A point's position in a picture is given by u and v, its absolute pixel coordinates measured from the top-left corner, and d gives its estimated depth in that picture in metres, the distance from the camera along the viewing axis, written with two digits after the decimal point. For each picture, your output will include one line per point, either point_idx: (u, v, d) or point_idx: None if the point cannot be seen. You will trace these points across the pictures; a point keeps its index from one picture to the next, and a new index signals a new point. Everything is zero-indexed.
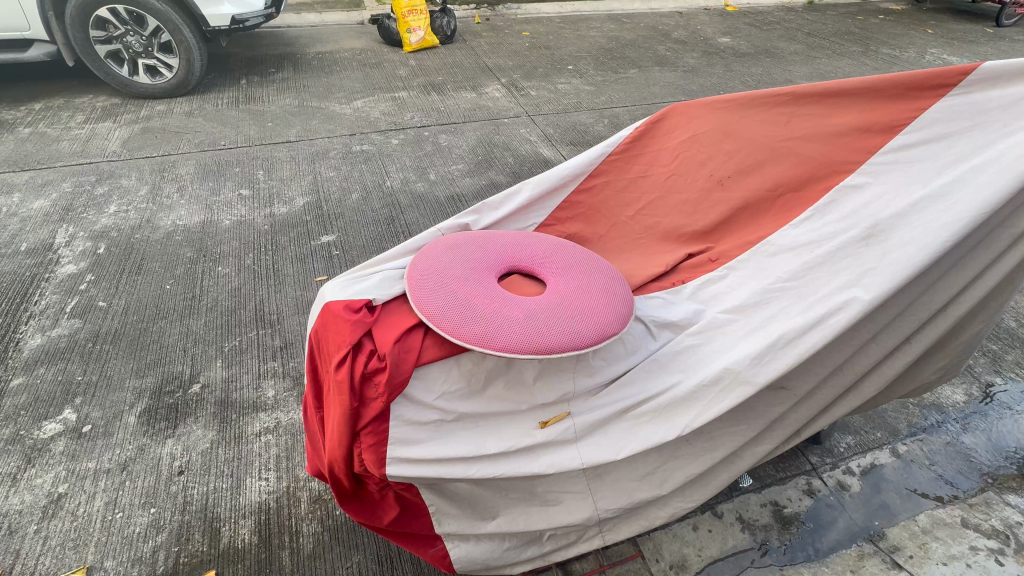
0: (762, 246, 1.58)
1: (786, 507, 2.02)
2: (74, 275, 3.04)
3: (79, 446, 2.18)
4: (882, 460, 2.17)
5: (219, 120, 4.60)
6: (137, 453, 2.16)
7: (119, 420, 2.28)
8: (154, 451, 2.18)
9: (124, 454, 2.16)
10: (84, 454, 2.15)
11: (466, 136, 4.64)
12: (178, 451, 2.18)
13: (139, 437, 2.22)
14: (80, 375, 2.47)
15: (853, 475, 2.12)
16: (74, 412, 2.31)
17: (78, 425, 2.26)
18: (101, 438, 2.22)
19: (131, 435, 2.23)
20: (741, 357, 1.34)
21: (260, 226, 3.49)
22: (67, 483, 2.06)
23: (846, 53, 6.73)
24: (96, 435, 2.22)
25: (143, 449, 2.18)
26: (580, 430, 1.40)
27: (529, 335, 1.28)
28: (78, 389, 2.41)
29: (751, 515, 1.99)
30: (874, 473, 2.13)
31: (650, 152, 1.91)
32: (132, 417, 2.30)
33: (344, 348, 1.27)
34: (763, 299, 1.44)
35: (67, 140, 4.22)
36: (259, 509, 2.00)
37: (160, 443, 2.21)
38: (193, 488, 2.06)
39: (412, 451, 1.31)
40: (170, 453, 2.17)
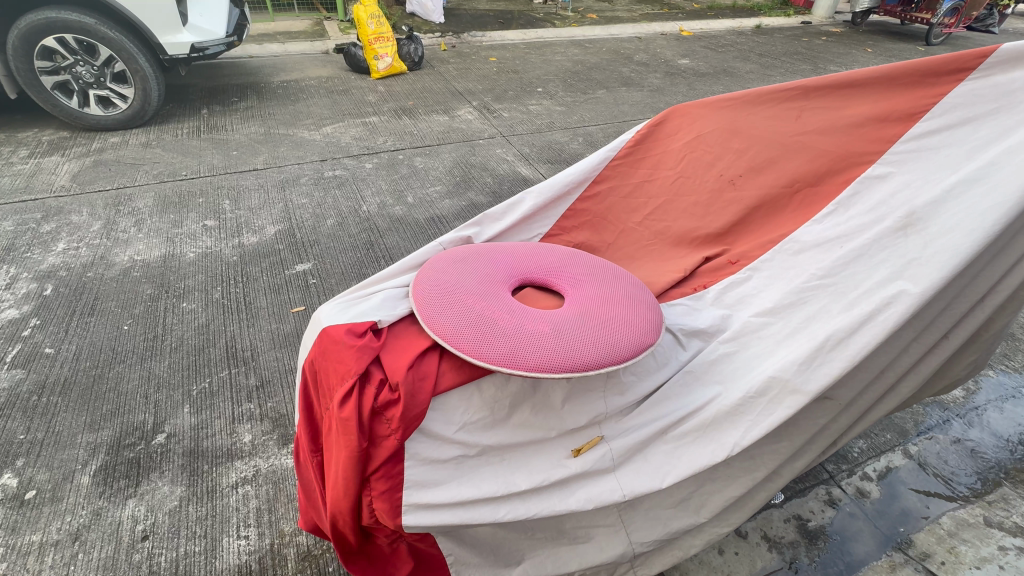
0: (785, 244, 1.51)
1: (811, 521, 1.90)
2: (17, 320, 2.72)
3: (20, 517, 1.87)
4: (896, 463, 2.10)
5: (179, 151, 4.36)
6: (92, 518, 1.87)
7: (70, 482, 1.98)
8: (112, 515, 1.89)
9: (76, 521, 1.87)
10: (27, 525, 1.85)
11: (442, 158, 4.54)
12: (142, 512, 1.90)
13: (95, 501, 1.92)
14: (22, 433, 2.16)
15: (870, 481, 2.03)
16: (15, 475, 2.00)
17: (20, 491, 1.95)
18: (48, 504, 1.91)
19: (86, 498, 1.93)
20: (787, 363, 1.25)
21: (228, 257, 3.25)
22: (7, 561, 1.75)
23: (798, 71, 7.05)
24: (42, 501, 1.92)
25: (100, 513, 1.89)
26: (617, 456, 1.26)
27: (561, 351, 1.13)
28: (20, 450, 2.09)
29: (776, 532, 1.86)
30: (890, 477, 2.05)
31: (654, 156, 1.85)
32: (86, 477, 2.00)
33: (348, 380, 1.08)
34: (799, 299, 1.35)
35: (8, 176, 3.90)
36: (239, 573, 1.75)
37: (119, 505, 1.92)
38: (159, 554, 1.79)
39: (432, 495, 1.13)
40: (132, 516, 1.88)
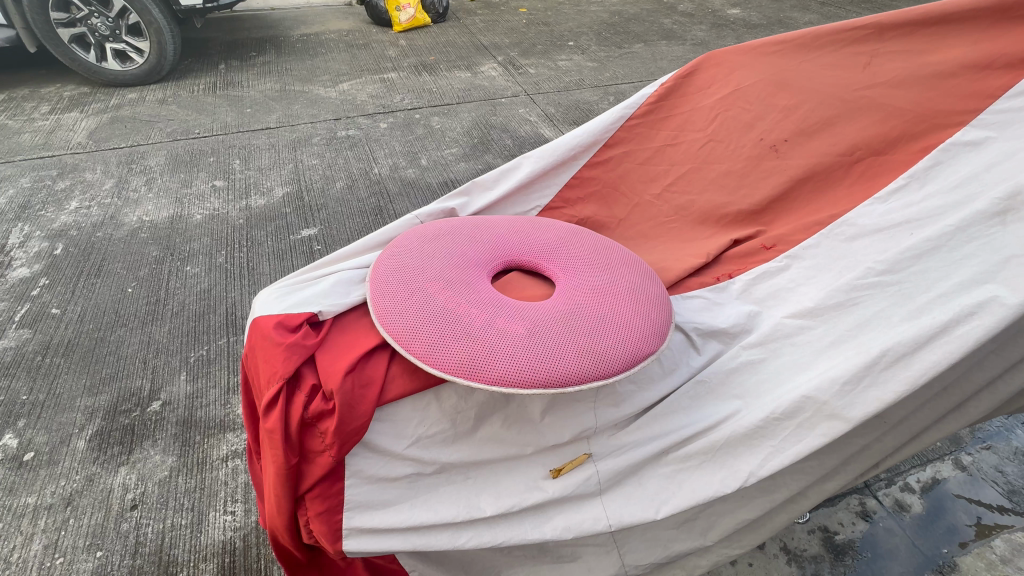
0: (837, 227, 1.21)
1: (838, 534, 1.56)
2: (27, 279, 2.69)
3: (18, 478, 1.84)
4: (944, 474, 1.69)
5: (194, 107, 4.22)
6: (84, 484, 1.82)
7: (66, 446, 1.94)
8: (104, 481, 1.83)
9: (69, 486, 1.82)
10: (24, 487, 1.82)
11: (461, 117, 4.23)
12: (132, 481, 1.83)
13: (88, 466, 1.87)
14: (25, 394, 2.14)
15: (912, 493, 1.64)
16: (15, 436, 1.98)
17: (19, 452, 1.92)
18: (44, 467, 1.88)
19: (80, 463, 1.88)
20: (827, 381, 0.99)
21: (235, 220, 3.13)
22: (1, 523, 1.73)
23: None
24: (40, 464, 1.89)
25: (92, 479, 1.84)
26: (606, 478, 1.05)
27: (536, 359, 0.91)
28: (22, 410, 2.07)
29: (796, 544, 1.53)
30: (936, 491, 1.65)
31: (680, 115, 1.57)
32: (82, 441, 1.96)
33: (274, 385, 0.90)
34: (848, 298, 1.07)
35: (29, 132, 3.87)
36: (223, 549, 1.67)
37: (112, 472, 1.86)
38: (146, 525, 1.72)
39: (378, 518, 0.96)
40: (122, 484, 1.82)
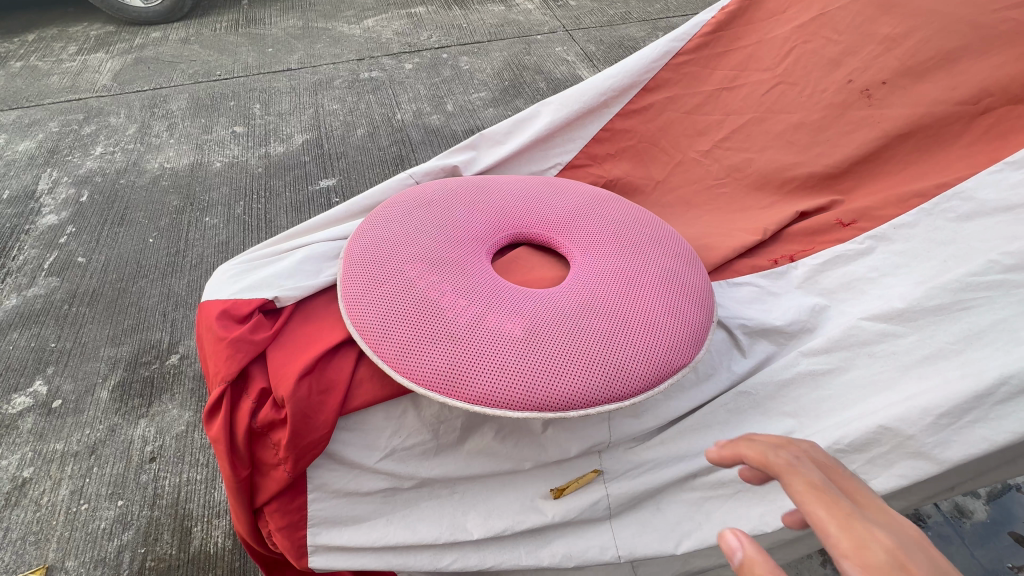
0: (944, 201, 0.93)
1: None
2: (55, 226, 2.66)
3: (48, 425, 1.73)
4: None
5: (216, 47, 4.02)
6: (107, 435, 1.68)
7: (90, 395, 1.81)
8: (126, 432, 1.68)
9: (93, 436, 1.69)
10: (52, 433, 1.70)
11: (492, 57, 3.84)
12: (151, 433, 1.68)
13: (110, 417, 1.73)
14: (54, 341, 2.04)
15: (977, 497, 1.27)
16: (44, 383, 1.87)
17: (48, 399, 1.81)
18: (71, 415, 1.75)
19: (103, 413, 1.75)
20: (914, 410, 0.76)
21: (253, 168, 2.98)
22: (34, 466, 1.62)
23: None
24: (67, 412, 1.76)
25: (114, 430, 1.69)
26: (617, 502, 0.88)
27: (532, 373, 0.72)
28: (50, 358, 1.97)
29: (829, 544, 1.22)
30: (1011, 499, 1.26)
31: (743, 50, 1.26)
32: (105, 391, 1.82)
33: (217, 387, 0.76)
34: (956, 301, 0.82)
35: (58, 74, 3.81)
36: None
37: (133, 424, 1.71)
38: (164, 478, 1.57)
39: (348, 536, 0.83)
40: (142, 436, 1.67)
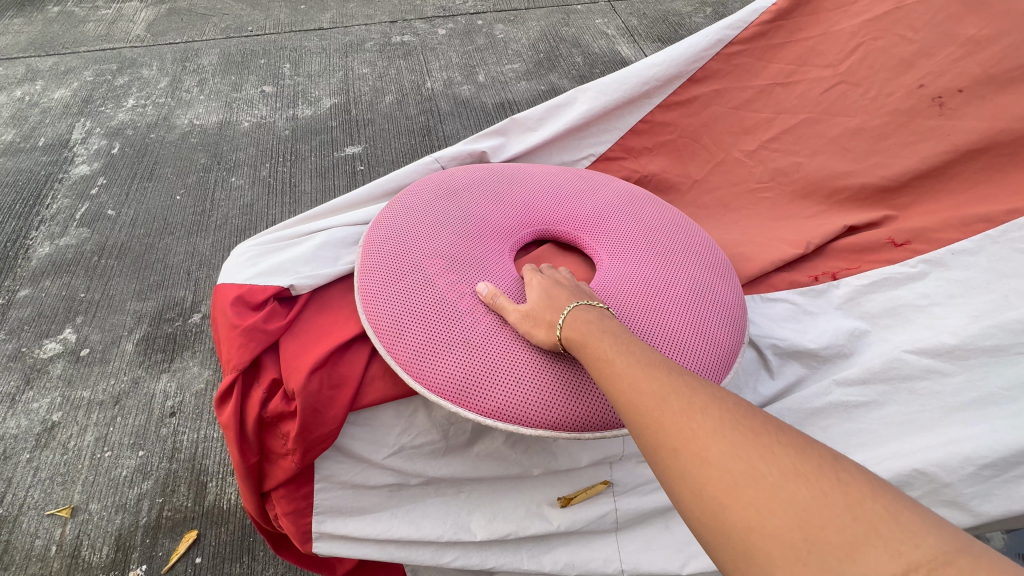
0: (1015, 230, 0.86)
1: None
2: (87, 177, 2.70)
3: (76, 371, 1.78)
4: None
5: (249, 1, 3.95)
6: (131, 387, 1.72)
7: (116, 347, 1.85)
8: (149, 386, 1.72)
9: (118, 386, 1.73)
10: (80, 380, 1.75)
11: (528, 26, 3.67)
12: (172, 389, 1.71)
13: (134, 369, 1.77)
14: (83, 292, 2.09)
15: None
16: (74, 332, 1.92)
17: (76, 347, 1.86)
18: (97, 364, 1.80)
19: (128, 365, 1.79)
20: (956, 458, 0.71)
21: (280, 130, 2.95)
22: (62, 411, 1.67)
23: None
24: (94, 360, 1.81)
25: (137, 382, 1.73)
26: (625, 515, 0.87)
27: (552, 390, 0.69)
28: (80, 308, 2.02)
29: None
30: None
31: (803, 42, 1.16)
32: (130, 344, 1.86)
33: (230, 373, 0.75)
34: (1015, 343, 0.76)
35: (93, 21, 3.79)
36: None
37: (155, 378, 1.75)
38: (183, 433, 1.60)
39: (352, 527, 0.83)
40: (163, 391, 1.70)
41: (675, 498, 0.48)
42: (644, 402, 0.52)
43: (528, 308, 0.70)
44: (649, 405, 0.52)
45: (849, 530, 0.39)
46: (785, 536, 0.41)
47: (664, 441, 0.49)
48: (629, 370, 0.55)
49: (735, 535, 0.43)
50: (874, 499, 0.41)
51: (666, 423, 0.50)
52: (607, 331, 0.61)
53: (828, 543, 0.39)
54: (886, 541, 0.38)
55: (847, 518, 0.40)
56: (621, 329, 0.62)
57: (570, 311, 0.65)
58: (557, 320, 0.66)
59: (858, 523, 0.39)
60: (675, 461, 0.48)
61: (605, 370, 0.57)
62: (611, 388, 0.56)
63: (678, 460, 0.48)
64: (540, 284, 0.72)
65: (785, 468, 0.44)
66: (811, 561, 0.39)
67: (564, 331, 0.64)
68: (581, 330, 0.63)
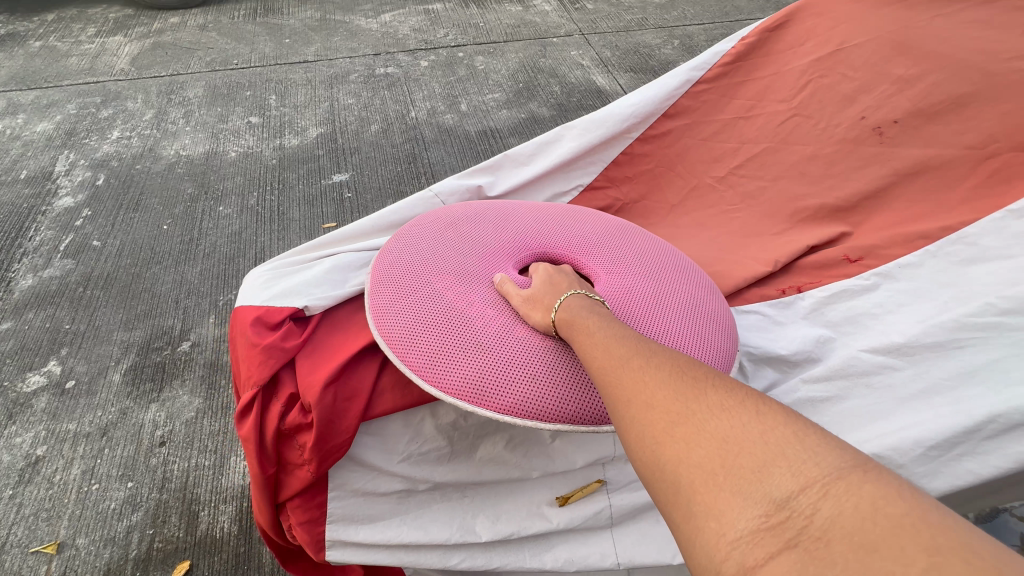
0: (949, 244, 0.97)
1: None
2: (71, 209, 2.71)
3: (61, 405, 1.78)
4: None
5: (234, 36, 4.05)
6: (119, 417, 1.73)
7: (103, 377, 1.86)
8: (136, 416, 1.73)
9: (105, 418, 1.73)
10: (66, 413, 1.75)
11: (507, 58, 3.85)
12: (162, 418, 1.72)
13: (123, 400, 1.77)
14: (68, 323, 2.10)
15: None
16: (59, 363, 1.92)
17: (61, 379, 1.86)
18: (84, 396, 1.80)
19: (115, 396, 1.79)
20: (907, 442, 0.80)
21: (268, 160, 3.02)
22: (47, 445, 1.66)
23: None
24: (79, 393, 1.81)
25: (126, 413, 1.74)
26: (619, 511, 0.93)
27: (550, 395, 0.76)
28: (65, 339, 2.02)
29: None
30: None
31: (760, 80, 1.30)
32: (117, 375, 1.86)
33: (249, 389, 0.81)
34: (952, 339, 0.86)
35: (76, 56, 3.84)
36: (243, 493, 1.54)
37: (144, 408, 1.76)
38: (172, 462, 1.61)
39: (364, 534, 0.88)
40: (152, 420, 1.71)
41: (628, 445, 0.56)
42: (613, 369, 0.61)
43: (530, 294, 0.83)
44: (613, 366, 0.62)
45: (761, 453, 0.46)
46: (705, 464, 0.47)
47: (621, 392, 0.58)
48: (605, 345, 0.65)
49: (664, 466, 0.50)
50: (789, 431, 0.47)
51: (626, 381, 0.59)
52: (595, 317, 0.72)
53: (740, 465, 0.46)
54: (793, 464, 0.44)
55: (761, 444, 0.46)
56: (602, 313, 0.73)
57: (564, 300, 0.77)
58: (554, 305, 0.78)
59: (772, 449, 0.46)
60: (630, 411, 0.56)
61: (585, 343, 0.68)
62: (587, 357, 0.66)
63: (629, 408, 0.56)
64: (542, 275, 0.85)
65: (716, 408, 0.51)
66: (723, 483, 0.46)
67: (558, 315, 0.76)
68: (573, 312, 0.74)
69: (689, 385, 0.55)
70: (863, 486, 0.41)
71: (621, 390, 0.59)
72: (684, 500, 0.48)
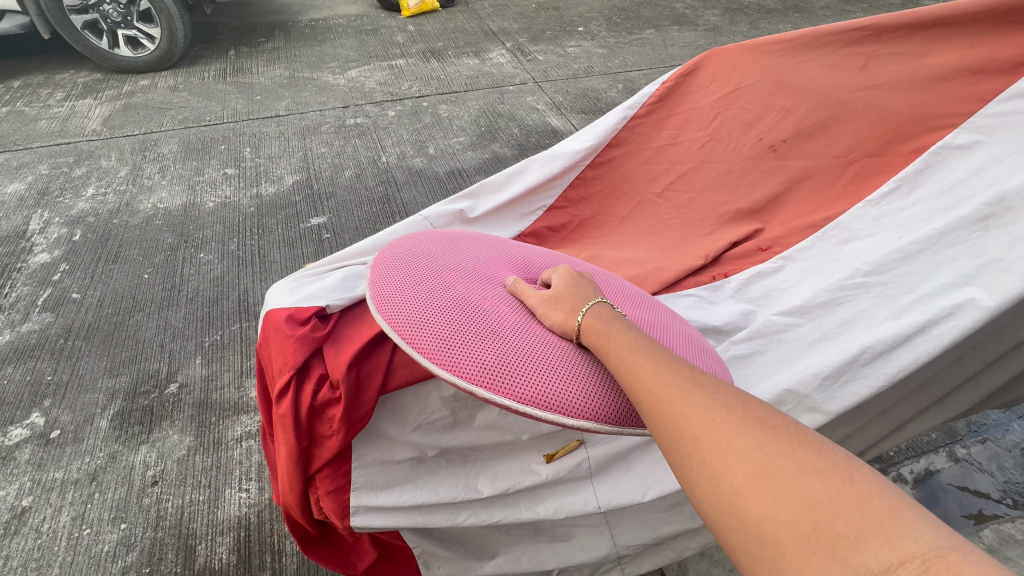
0: (830, 230, 1.26)
1: None
2: (48, 264, 2.77)
3: (45, 455, 1.87)
4: (939, 466, 1.81)
5: (205, 95, 4.25)
6: (107, 462, 1.84)
7: (90, 425, 1.95)
8: (126, 459, 1.85)
9: (93, 464, 1.84)
10: (51, 463, 1.84)
11: (469, 105, 4.21)
12: (152, 459, 1.84)
13: (110, 445, 1.89)
14: (49, 375, 2.15)
15: (906, 484, 1.76)
16: (42, 415, 1.99)
17: (45, 430, 1.94)
18: (70, 445, 1.90)
19: (102, 442, 1.90)
20: (809, 375, 1.04)
21: (246, 208, 3.18)
22: (32, 495, 1.76)
23: None
24: (65, 441, 1.91)
25: (114, 457, 1.85)
26: (595, 461, 1.12)
27: (560, 388, 0.82)
28: (47, 391, 2.08)
29: None
30: (930, 482, 1.77)
31: (680, 115, 1.61)
32: (104, 421, 1.96)
33: (286, 373, 0.97)
34: (834, 297, 1.12)
35: (46, 119, 3.94)
36: (238, 525, 1.68)
37: (133, 450, 1.88)
38: (166, 500, 1.74)
39: (383, 498, 1.02)
40: (143, 462, 1.83)
41: (699, 490, 0.59)
42: (676, 410, 0.64)
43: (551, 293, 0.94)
44: (679, 409, 0.64)
45: (856, 522, 0.49)
46: (798, 526, 0.51)
47: (691, 437, 0.61)
48: (663, 380, 0.68)
49: (748, 522, 0.54)
50: (883, 507, 0.50)
51: (690, 421, 0.62)
52: (642, 346, 0.75)
53: (833, 531, 0.50)
54: (891, 538, 0.48)
55: (857, 512, 0.50)
56: (645, 343, 0.76)
57: (585, 312, 0.87)
58: (578, 313, 0.88)
59: (868, 517, 0.50)
60: (700, 455, 0.60)
61: (639, 381, 0.69)
62: (643, 397, 0.68)
63: (700, 456, 0.60)
64: (562, 289, 0.94)
65: (802, 470, 0.55)
66: (816, 547, 0.50)
67: (583, 321, 0.86)
68: (601, 320, 0.84)
69: (766, 438, 0.58)
70: (967, 568, 0.45)
71: (692, 436, 0.61)
72: (773, 556, 0.52)
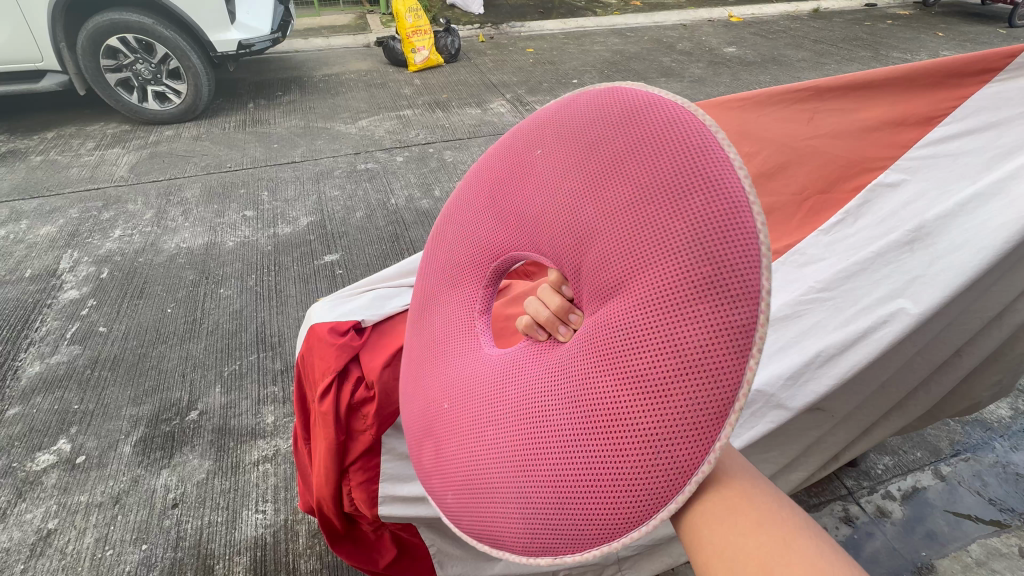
0: (790, 255, 1.48)
1: None
2: (77, 300, 2.95)
3: (71, 479, 1.99)
4: (925, 483, 1.91)
5: (226, 143, 4.56)
6: (130, 485, 1.96)
7: (113, 450, 2.08)
8: (148, 482, 1.97)
9: (117, 486, 1.96)
10: (76, 486, 1.96)
11: (472, 151, 4.53)
12: (173, 482, 1.97)
13: (134, 468, 2.02)
14: (76, 404, 2.29)
15: (893, 500, 1.87)
16: (68, 441, 2.13)
17: (71, 456, 2.07)
18: (94, 469, 2.02)
19: (126, 466, 2.03)
20: (776, 377, 1.28)
21: (264, 247, 3.40)
22: (58, 518, 1.87)
23: (861, 45, 6.43)
24: (90, 466, 2.03)
25: (137, 480, 1.98)
26: None
27: None
28: (74, 418, 2.22)
29: None
30: (917, 499, 1.87)
31: None
32: (127, 446, 2.10)
33: (328, 376, 1.15)
34: (795, 311, 1.35)
35: (76, 166, 4.23)
36: (255, 545, 1.79)
37: (154, 474, 2.00)
38: (185, 522, 1.85)
39: (407, 488, 1.20)
40: (164, 485, 1.96)
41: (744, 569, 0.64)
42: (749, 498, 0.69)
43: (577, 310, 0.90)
44: (736, 497, 0.69)
45: None
46: None
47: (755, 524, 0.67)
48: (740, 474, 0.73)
49: None
50: None
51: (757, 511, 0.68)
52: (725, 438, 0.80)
53: None
54: None
55: None
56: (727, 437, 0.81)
57: None
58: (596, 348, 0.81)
59: None
60: (758, 541, 0.65)
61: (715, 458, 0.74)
62: (721, 474, 0.72)
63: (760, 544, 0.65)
64: None
65: None
66: None
67: None
68: None
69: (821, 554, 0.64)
70: None
71: (750, 521, 0.67)
72: None
